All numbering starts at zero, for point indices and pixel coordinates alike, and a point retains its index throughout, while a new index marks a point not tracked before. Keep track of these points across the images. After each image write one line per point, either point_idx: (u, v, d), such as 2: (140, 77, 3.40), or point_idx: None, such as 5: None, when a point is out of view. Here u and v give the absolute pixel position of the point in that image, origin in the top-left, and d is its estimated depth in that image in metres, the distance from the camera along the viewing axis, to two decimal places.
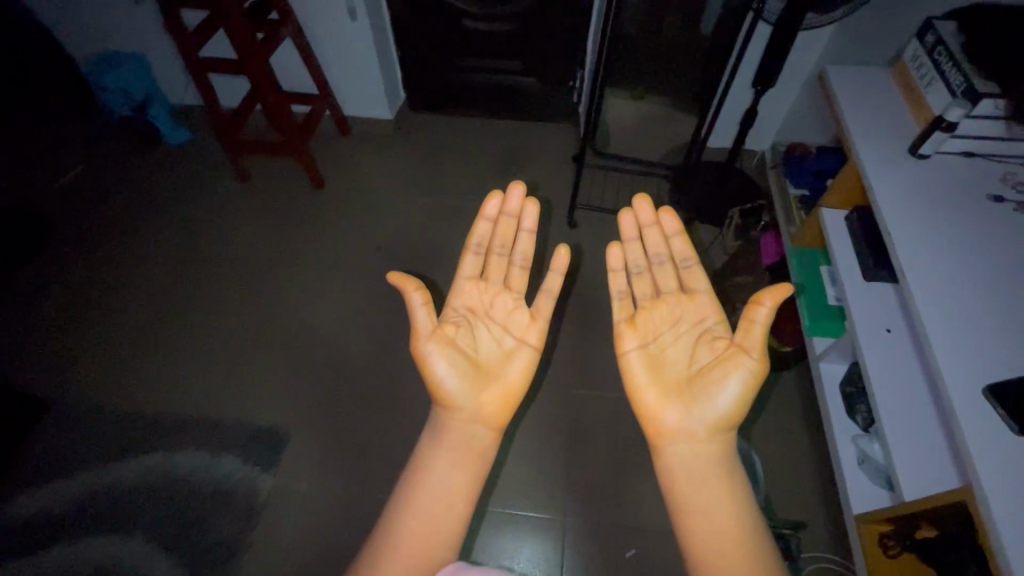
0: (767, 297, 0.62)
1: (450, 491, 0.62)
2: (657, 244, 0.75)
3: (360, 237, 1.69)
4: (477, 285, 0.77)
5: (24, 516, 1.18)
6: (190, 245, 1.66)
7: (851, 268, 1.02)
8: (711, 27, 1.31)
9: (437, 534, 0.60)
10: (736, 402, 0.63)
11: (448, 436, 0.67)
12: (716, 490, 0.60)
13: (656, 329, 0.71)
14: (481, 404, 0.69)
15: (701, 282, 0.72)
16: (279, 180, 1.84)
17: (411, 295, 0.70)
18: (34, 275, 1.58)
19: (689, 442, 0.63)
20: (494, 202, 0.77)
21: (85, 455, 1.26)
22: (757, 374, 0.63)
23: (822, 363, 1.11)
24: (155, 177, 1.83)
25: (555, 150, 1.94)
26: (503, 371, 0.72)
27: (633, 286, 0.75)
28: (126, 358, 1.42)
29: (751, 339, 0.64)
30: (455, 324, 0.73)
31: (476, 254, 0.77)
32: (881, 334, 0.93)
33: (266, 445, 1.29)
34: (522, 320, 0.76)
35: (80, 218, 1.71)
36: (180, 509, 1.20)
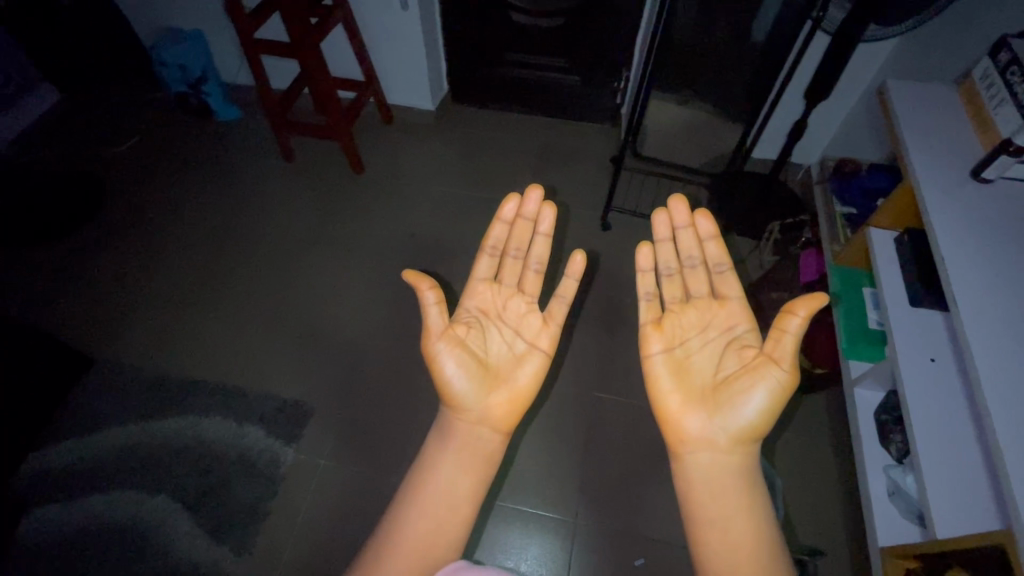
0: (801, 306, 0.61)
1: (457, 492, 0.63)
2: (691, 246, 0.73)
3: (395, 224, 1.71)
4: (491, 286, 0.77)
5: (63, 464, 1.25)
6: (233, 220, 1.72)
7: (896, 292, 0.97)
8: (764, 34, 1.27)
9: (440, 534, 0.60)
10: (763, 413, 0.61)
11: (456, 437, 0.67)
12: (735, 504, 0.59)
13: (683, 333, 0.70)
14: (490, 407, 0.69)
15: (733, 288, 0.70)
16: (321, 162, 1.88)
17: (424, 294, 0.69)
18: (87, 238, 1.66)
19: (710, 451, 0.62)
20: (512, 203, 0.76)
21: (122, 413, 1.33)
22: (787, 386, 0.62)
23: (857, 388, 1.07)
24: (204, 152, 1.89)
25: (594, 151, 1.92)
26: (513, 376, 0.72)
27: (663, 289, 0.73)
28: (165, 324, 1.48)
29: (783, 349, 0.62)
30: (467, 325, 0.73)
31: (491, 255, 0.76)
32: (925, 362, 0.89)
33: (290, 419, 1.33)
34: (534, 324, 0.75)
35: (132, 186, 1.79)
36: (205, 473, 1.25)
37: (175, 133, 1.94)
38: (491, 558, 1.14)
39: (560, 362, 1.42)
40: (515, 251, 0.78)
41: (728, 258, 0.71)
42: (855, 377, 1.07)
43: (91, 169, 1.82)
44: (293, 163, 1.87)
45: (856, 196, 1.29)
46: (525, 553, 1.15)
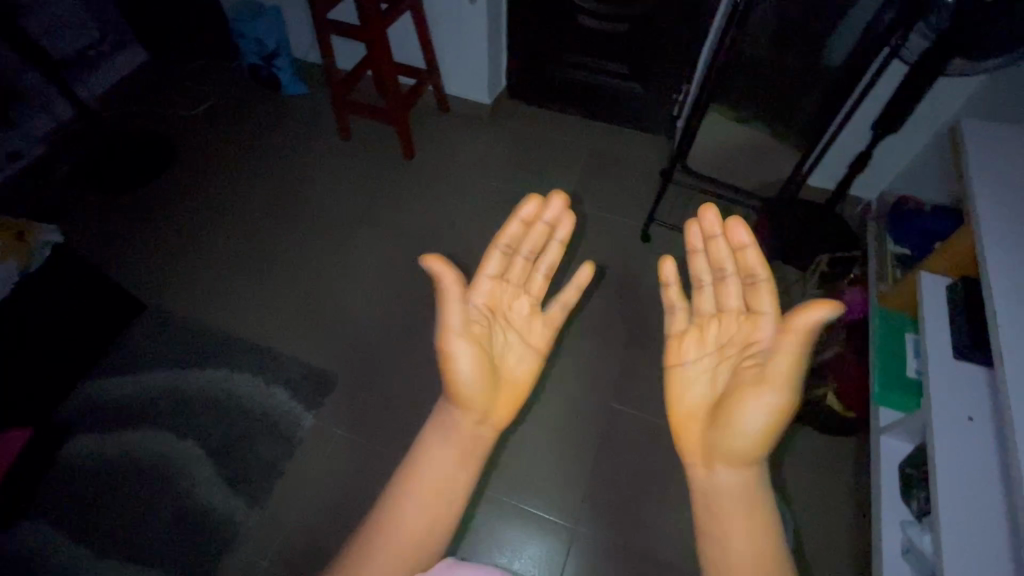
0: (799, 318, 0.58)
1: (454, 484, 0.65)
2: (722, 257, 0.70)
3: (437, 212, 1.74)
4: (501, 285, 0.76)
5: (107, 398, 1.35)
6: (287, 191, 1.79)
7: (941, 343, 0.92)
8: (841, 57, 1.23)
9: (437, 521, 0.62)
10: (764, 433, 0.59)
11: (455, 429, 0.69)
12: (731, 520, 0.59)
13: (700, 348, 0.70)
14: (491, 404, 0.70)
15: (767, 301, 0.64)
16: (375, 144, 1.93)
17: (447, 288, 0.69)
18: (153, 192, 1.77)
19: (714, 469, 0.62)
20: (531, 205, 0.76)
21: (164, 358, 1.42)
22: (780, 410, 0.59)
23: (884, 437, 1.02)
24: (268, 122, 1.99)
25: (643, 161, 1.89)
26: (512, 374, 0.74)
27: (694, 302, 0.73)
28: (212, 280, 1.57)
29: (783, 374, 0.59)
30: (479, 323, 0.72)
31: (505, 254, 0.76)
32: (961, 420, 0.84)
33: (314, 386, 1.38)
34: (536, 326, 0.78)
35: (199, 149, 1.90)
36: (231, 425, 1.32)
37: (243, 103, 2.04)
38: (488, 550, 1.15)
39: (581, 368, 1.41)
40: (527, 252, 0.78)
41: (766, 271, 0.66)
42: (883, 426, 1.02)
43: (166, 129, 1.94)
44: (348, 141, 1.93)
45: (913, 237, 1.22)
46: (521, 551, 1.16)
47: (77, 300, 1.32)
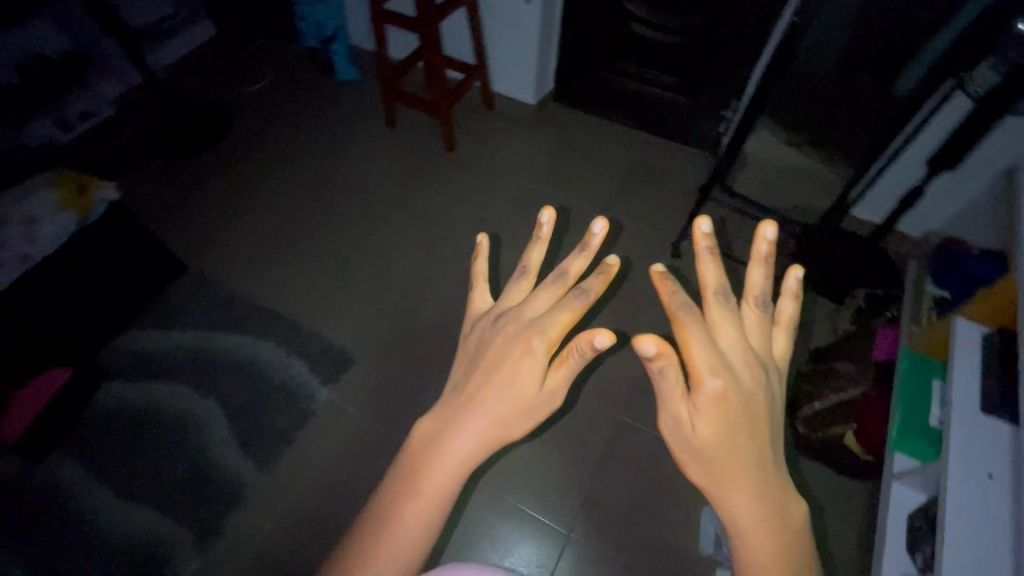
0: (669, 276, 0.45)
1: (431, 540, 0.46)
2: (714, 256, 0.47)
3: (471, 208, 1.76)
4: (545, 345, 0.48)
5: (142, 350, 1.43)
6: (329, 172, 1.85)
7: (967, 393, 0.87)
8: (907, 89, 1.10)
9: None
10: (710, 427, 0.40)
11: (431, 493, 0.44)
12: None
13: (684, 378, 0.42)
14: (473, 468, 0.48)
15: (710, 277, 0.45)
16: (419, 134, 1.97)
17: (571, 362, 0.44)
18: (205, 161, 1.86)
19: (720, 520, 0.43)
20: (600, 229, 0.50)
21: (197, 318, 1.49)
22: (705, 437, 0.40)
23: (895, 483, 0.98)
24: (320, 104, 2.05)
25: (683, 176, 1.86)
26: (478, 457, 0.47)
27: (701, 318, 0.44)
28: (249, 250, 1.64)
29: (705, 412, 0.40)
30: None
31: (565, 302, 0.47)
32: (979, 476, 0.79)
33: (333, 362, 1.42)
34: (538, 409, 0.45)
35: (252, 124, 1.98)
36: (251, 390, 1.37)
37: (299, 84, 2.12)
38: (480, 543, 1.16)
39: (594, 376, 1.40)
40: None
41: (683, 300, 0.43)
42: (898, 471, 0.98)
43: (224, 103, 2.03)
44: (392, 130, 1.98)
45: (956, 280, 1.17)
46: (513, 550, 1.16)
47: (126, 255, 1.40)
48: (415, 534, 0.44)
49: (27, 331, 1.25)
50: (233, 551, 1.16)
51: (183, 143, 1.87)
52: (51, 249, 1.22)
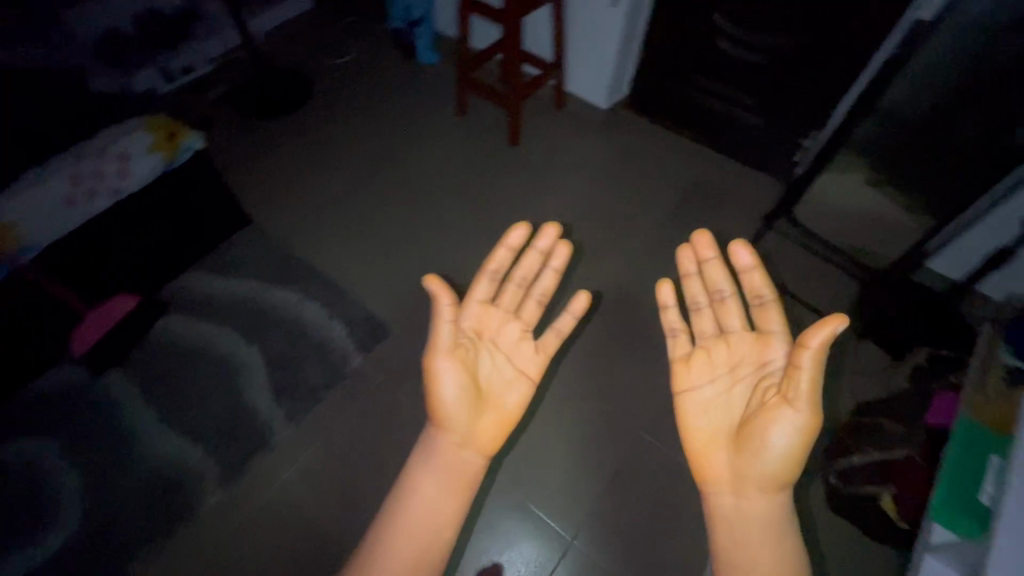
0: (812, 339, 0.64)
1: (442, 512, 0.74)
2: (717, 279, 0.82)
3: (526, 203, 1.77)
4: (487, 309, 0.86)
5: (202, 291, 1.54)
6: (395, 150, 1.91)
7: None
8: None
9: (430, 522, 0.73)
10: (788, 448, 0.67)
11: (442, 450, 0.79)
12: (756, 548, 0.68)
13: (711, 368, 0.79)
14: (478, 430, 0.80)
15: (777, 322, 0.74)
16: (486, 124, 2.00)
17: (441, 305, 0.78)
18: (283, 124, 1.96)
19: (735, 497, 0.71)
20: (518, 233, 0.84)
21: (254, 270, 1.58)
22: (807, 425, 0.67)
23: (929, 557, 0.89)
24: (396, 83, 2.12)
25: (748, 201, 1.79)
26: (501, 398, 0.83)
27: (696, 323, 0.83)
28: (310, 213, 1.72)
29: (804, 409, 0.66)
30: (467, 347, 0.83)
31: (491, 279, 0.86)
32: None
33: (369, 331, 1.47)
34: (526, 353, 0.86)
35: (331, 95, 2.07)
36: (291, 344, 1.44)
37: (380, 62, 2.19)
38: (482, 532, 1.17)
39: (623, 388, 1.38)
40: (521, 279, 0.89)
41: (771, 292, 0.75)
42: (932, 543, 0.90)
43: (309, 72, 2.14)
44: (462, 117, 2.01)
45: None
46: (514, 546, 1.16)
47: (201, 201, 1.50)
48: (430, 472, 0.77)
49: (108, 257, 1.37)
50: (253, 492, 1.23)
51: (266, 106, 1.99)
52: (135, 187, 1.31)
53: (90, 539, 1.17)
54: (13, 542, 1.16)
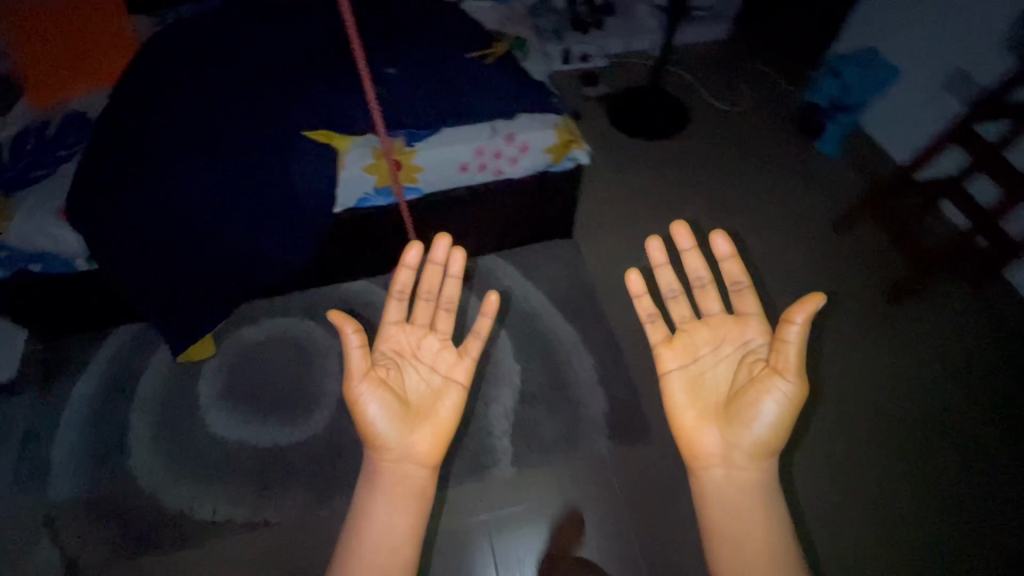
0: (798, 315, 0.72)
1: (397, 529, 0.77)
2: (697, 267, 0.83)
3: (845, 367, 1.44)
4: (402, 328, 0.89)
5: (500, 281, 1.55)
6: (728, 230, 1.71)
7: None
8: None
9: (396, 539, 0.77)
10: (776, 418, 0.74)
11: (385, 468, 0.81)
12: (750, 515, 0.74)
13: (694, 348, 0.82)
14: (412, 443, 0.81)
15: (751, 305, 0.80)
16: (856, 259, 1.67)
17: (349, 337, 0.81)
18: (645, 150, 1.89)
19: (725, 467, 0.76)
20: (412, 253, 0.86)
21: (552, 288, 1.55)
22: (795, 393, 0.74)
23: None
24: (774, 158, 1.87)
25: (883, 356, 1.48)
26: (435, 410, 0.84)
27: (671, 310, 0.85)
28: (627, 255, 1.62)
29: (790, 385, 0.73)
30: (386, 367, 0.85)
31: (398, 299, 0.88)
32: None
33: (625, 421, 1.34)
34: (449, 358, 0.88)
35: (701, 140, 1.92)
36: (551, 384, 1.38)
37: (761, 126, 1.96)
38: None
39: None
40: (427, 294, 0.90)
41: (748, 279, 0.80)
42: None
43: (693, 106, 2.01)
44: (820, 229, 1.72)
45: None
46: None
47: (554, 206, 1.49)
48: (381, 479, 0.80)
49: (461, 220, 1.44)
50: (449, 509, 1.22)
51: (639, 124, 1.93)
52: (510, 177, 1.35)
53: (325, 447, 1.29)
54: (279, 408, 1.34)
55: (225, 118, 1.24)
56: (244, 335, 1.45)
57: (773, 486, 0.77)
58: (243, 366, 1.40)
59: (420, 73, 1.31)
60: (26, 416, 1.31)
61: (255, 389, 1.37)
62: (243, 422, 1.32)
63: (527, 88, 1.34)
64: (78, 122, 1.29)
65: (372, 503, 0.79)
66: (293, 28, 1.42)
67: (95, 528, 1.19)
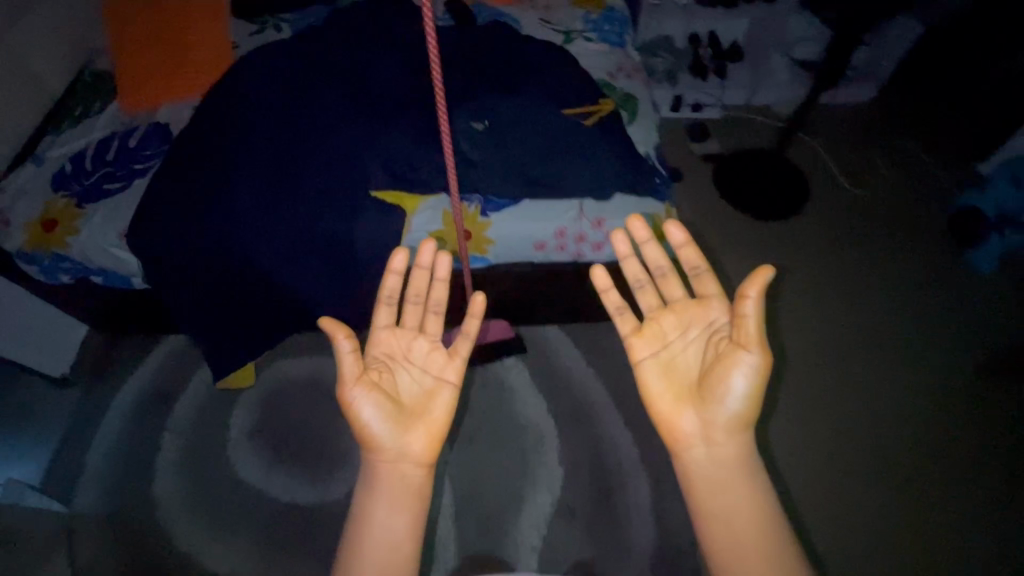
0: (750, 289, 0.69)
1: (396, 535, 0.71)
2: (659, 259, 0.82)
3: (937, 540, 1.25)
4: (392, 333, 0.81)
5: (558, 361, 1.39)
6: (829, 344, 1.49)
7: None
8: None
9: (393, 548, 0.71)
10: (746, 393, 0.71)
11: (385, 475, 0.74)
12: (738, 497, 0.71)
13: (663, 334, 0.78)
14: (407, 444, 0.75)
15: (712, 288, 0.78)
16: (990, 411, 1.40)
17: (340, 342, 0.76)
18: (749, 230, 1.67)
19: (706, 446, 0.73)
20: (400, 258, 0.79)
21: (617, 378, 1.38)
22: (760, 365, 0.71)
23: None
24: (908, 267, 1.62)
25: (905, 415, 1.39)
26: (426, 411, 0.77)
27: (639, 300, 0.82)
28: None
29: (751, 356, 0.71)
30: (377, 370, 0.78)
31: (388, 304, 0.81)
32: None
33: (673, 562, 1.15)
34: (440, 359, 0.80)
35: (817, 228, 1.68)
36: (594, 496, 1.22)
37: (892, 222, 1.70)
38: None
39: None
40: (415, 297, 0.83)
41: (705, 261, 0.79)
42: None
43: (815, 187, 1.76)
44: (944, 361, 1.47)
45: None
46: None
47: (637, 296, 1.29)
48: (383, 481, 0.74)
49: (529, 292, 1.31)
50: None
51: (747, 198, 1.70)
52: (588, 260, 1.20)
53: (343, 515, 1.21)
54: (307, 457, 1.28)
55: (304, 159, 1.18)
56: (286, 369, 1.40)
57: (756, 466, 0.73)
58: (280, 401, 1.35)
59: (510, 130, 1.17)
60: (68, 418, 1.32)
61: (286, 434, 1.31)
62: (269, 469, 1.27)
63: (629, 158, 1.17)
64: (159, 135, 1.27)
65: (372, 511, 0.72)
66: (388, 60, 1.33)
67: (111, 552, 1.18)
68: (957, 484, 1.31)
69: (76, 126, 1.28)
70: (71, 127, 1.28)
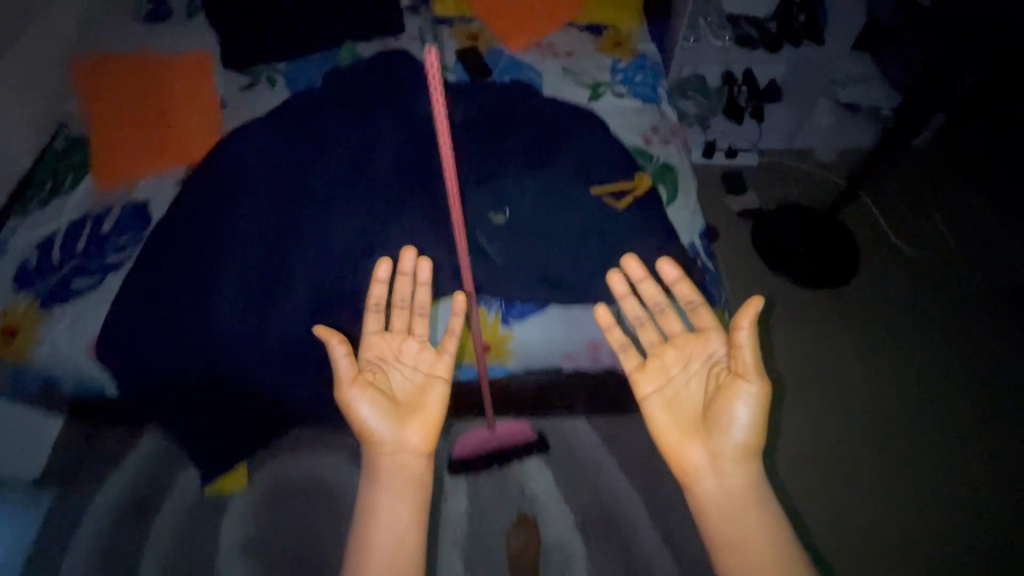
0: (743, 319, 0.71)
1: (403, 524, 0.75)
2: (655, 294, 0.85)
3: None
4: (383, 337, 0.88)
5: (584, 459, 1.24)
6: (888, 428, 1.32)
7: None
8: None
9: (402, 538, 0.74)
10: (749, 420, 0.72)
11: (388, 465, 0.79)
12: (752, 526, 0.70)
13: (666, 367, 0.80)
14: (403, 436, 0.80)
15: (709, 318, 0.80)
16: None
17: (333, 346, 0.82)
18: (792, 296, 1.51)
19: (716, 478, 0.73)
20: (385, 266, 0.88)
21: (650, 481, 1.22)
22: (761, 393, 0.72)
23: None
24: (969, 335, 1.46)
25: (945, 461, 1.28)
26: (422, 404, 0.83)
27: (640, 335, 0.84)
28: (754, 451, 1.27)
29: (753, 385, 0.72)
30: (372, 372, 0.85)
31: (376, 311, 0.88)
32: None
33: None
34: (429, 357, 0.87)
35: (866, 291, 1.52)
36: None
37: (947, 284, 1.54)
38: None
39: None
40: (400, 301, 0.90)
41: (700, 294, 0.81)
42: None
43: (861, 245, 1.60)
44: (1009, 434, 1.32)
45: None
46: None
47: None
48: (385, 476, 0.78)
49: (553, 389, 1.16)
50: None
51: (787, 259, 1.54)
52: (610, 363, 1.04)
53: None
54: None
55: (298, 251, 1.04)
56: (281, 468, 1.25)
57: (767, 489, 0.73)
58: (272, 508, 1.21)
59: (534, 218, 1.02)
60: (43, 528, 1.19)
61: (282, 546, 1.17)
62: None
63: (672, 250, 1.01)
64: (137, 217, 1.12)
65: (376, 505, 0.76)
66: (393, 127, 1.17)
67: None
68: (986, 505, 1.23)
69: (48, 203, 1.14)
70: (42, 204, 1.14)
